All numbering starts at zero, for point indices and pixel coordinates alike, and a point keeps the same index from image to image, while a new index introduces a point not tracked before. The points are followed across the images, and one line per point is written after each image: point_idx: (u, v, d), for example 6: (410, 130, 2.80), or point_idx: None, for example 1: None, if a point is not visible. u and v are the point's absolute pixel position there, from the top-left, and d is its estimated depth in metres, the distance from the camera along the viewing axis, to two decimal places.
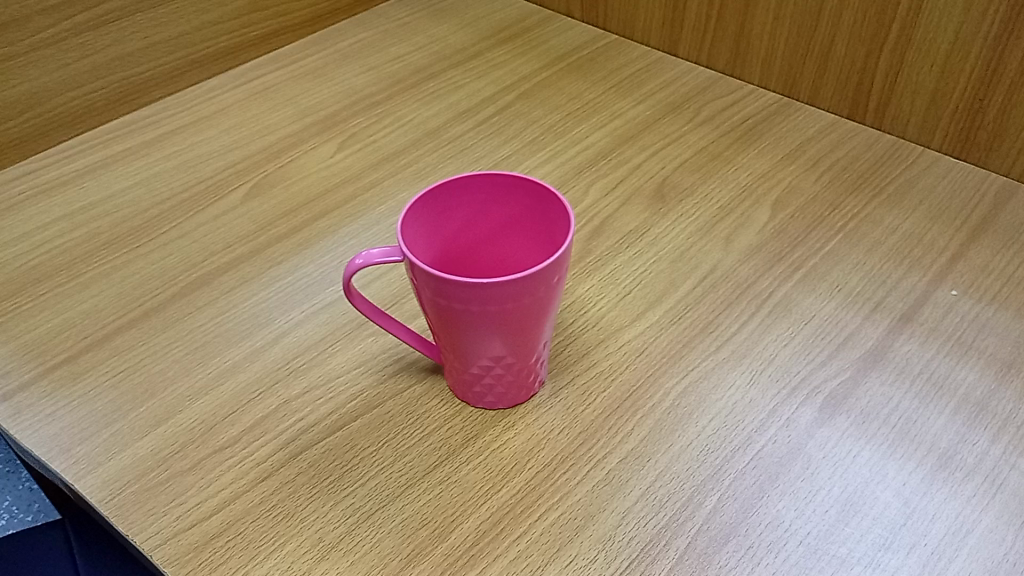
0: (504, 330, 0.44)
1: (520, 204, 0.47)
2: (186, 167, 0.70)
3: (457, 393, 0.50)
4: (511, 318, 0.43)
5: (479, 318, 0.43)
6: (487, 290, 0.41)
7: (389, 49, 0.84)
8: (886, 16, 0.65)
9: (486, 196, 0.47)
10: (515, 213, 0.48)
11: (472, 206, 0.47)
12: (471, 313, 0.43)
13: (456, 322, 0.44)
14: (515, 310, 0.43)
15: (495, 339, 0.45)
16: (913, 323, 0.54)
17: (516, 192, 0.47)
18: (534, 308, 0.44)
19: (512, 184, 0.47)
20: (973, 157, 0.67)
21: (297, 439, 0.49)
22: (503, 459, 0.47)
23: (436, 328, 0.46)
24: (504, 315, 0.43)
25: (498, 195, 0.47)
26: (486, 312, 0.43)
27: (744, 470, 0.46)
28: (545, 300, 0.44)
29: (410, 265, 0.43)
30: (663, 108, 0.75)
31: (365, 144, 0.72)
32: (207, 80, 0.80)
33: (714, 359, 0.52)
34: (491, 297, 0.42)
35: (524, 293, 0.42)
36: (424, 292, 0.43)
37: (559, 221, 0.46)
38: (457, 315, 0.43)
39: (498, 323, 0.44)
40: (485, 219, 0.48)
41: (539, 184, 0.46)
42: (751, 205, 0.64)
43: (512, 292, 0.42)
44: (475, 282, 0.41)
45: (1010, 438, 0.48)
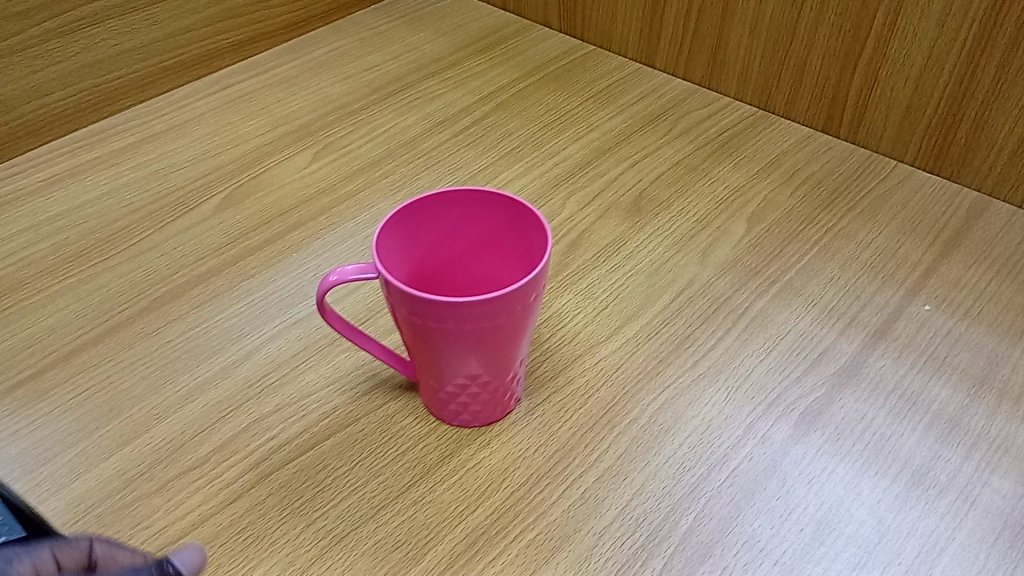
0: (479, 351, 0.44)
1: (497, 221, 0.47)
2: (156, 177, 0.69)
3: (431, 410, 0.50)
4: (487, 336, 0.43)
5: (454, 336, 0.43)
6: (461, 309, 0.41)
7: (366, 57, 0.84)
8: (861, 31, 0.65)
9: (462, 211, 0.47)
10: (492, 229, 0.47)
11: (448, 221, 0.47)
12: (446, 331, 0.42)
13: (431, 341, 0.43)
14: (492, 329, 0.43)
15: (470, 358, 0.44)
16: (887, 338, 0.55)
17: (492, 208, 0.46)
18: (509, 326, 0.43)
19: (489, 199, 0.46)
20: (946, 171, 0.67)
21: (268, 458, 0.48)
22: (479, 477, 0.47)
23: (411, 346, 0.45)
24: (480, 334, 0.43)
25: (475, 211, 0.47)
26: (461, 330, 0.42)
27: (719, 489, 0.46)
28: (521, 320, 0.44)
29: (384, 283, 0.42)
30: (640, 119, 0.75)
31: (340, 155, 0.71)
32: (178, 87, 0.79)
33: (690, 375, 0.52)
34: (467, 315, 0.41)
35: (501, 312, 0.42)
36: (398, 310, 0.43)
37: (535, 237, 0.45)
38: (432, 334, 0.43)
39: (474, 340, 0.43)
40: (462, 235, 0.48)
41: (515, 200, 0.45)
42: (727, 219, 0.64)
43: (487, 311, 0.41)
44: (451, 302, 0.40)
45: (983, 454, 0.48)
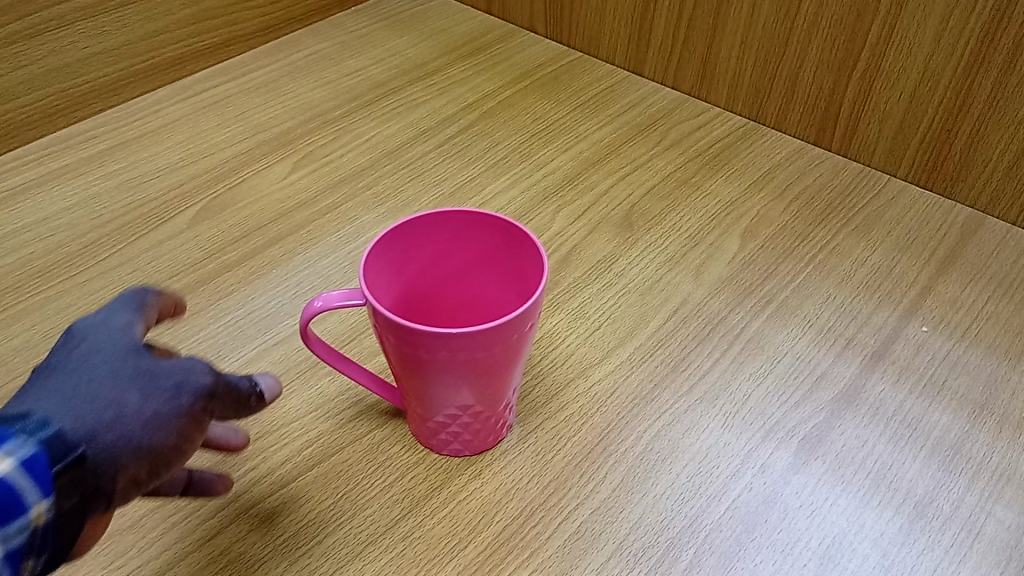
0: (471, 381, 0.42)
1: (488, 242, 0.45)
2: (127, 187, 0.66)
3: (418, 438, 0.48)
4: (480, 367, 0.41)
5: (446, 366, 0.41)
6: (454, 340, 0.39)
7: (347, 62, 0.81)
8: (855, 44, 0.64)
9: (454, 232, 0.45)
10: (484, 251, 0.45)
11: (437, 243, 0.45)
12: (437, 362, 0.40)
13: (421, 371, 0.41)
14: (486, 358, 0.41)
15: (462, 388, 0.42)
16: (885, 360, 0.53)
17: (485, 229, 0.44)
18: (503, 356, 0.41)
19: (480, 220, 0.44)
20: (939, 187, 0.66)
21: (248, 491, 0.46)
22: (470, 511, 0.45)
23: (400, 375, 0.43)
24: (473, 364, 0.41)
25: (466, 231, 0.45)
26: (453, 361, 0.40)
27: (718, 522, 0.45)
28: (516, 349, 0.42)
29: (372, 311, 0.40)
30: (629, 130, 0.73)
31: (321, 164, 0.69)
32: (151, 92, 0.76)
33: (686, 401, 0.51)
34: (459, 346, 0.39)
35: (496, 342, 0.40)
36: (387, 340, 0.41)
37: (530, 261, 0.43)
38: (422, 364, 0.41)
39: (467, 370, 0.41)
40: (452, 256, 0.46)
41: (509, 223, 0.43)
42: (720, 234, 0.63)
43: (481, 342, 0.39)
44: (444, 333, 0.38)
45: (986, 482, 0.47)
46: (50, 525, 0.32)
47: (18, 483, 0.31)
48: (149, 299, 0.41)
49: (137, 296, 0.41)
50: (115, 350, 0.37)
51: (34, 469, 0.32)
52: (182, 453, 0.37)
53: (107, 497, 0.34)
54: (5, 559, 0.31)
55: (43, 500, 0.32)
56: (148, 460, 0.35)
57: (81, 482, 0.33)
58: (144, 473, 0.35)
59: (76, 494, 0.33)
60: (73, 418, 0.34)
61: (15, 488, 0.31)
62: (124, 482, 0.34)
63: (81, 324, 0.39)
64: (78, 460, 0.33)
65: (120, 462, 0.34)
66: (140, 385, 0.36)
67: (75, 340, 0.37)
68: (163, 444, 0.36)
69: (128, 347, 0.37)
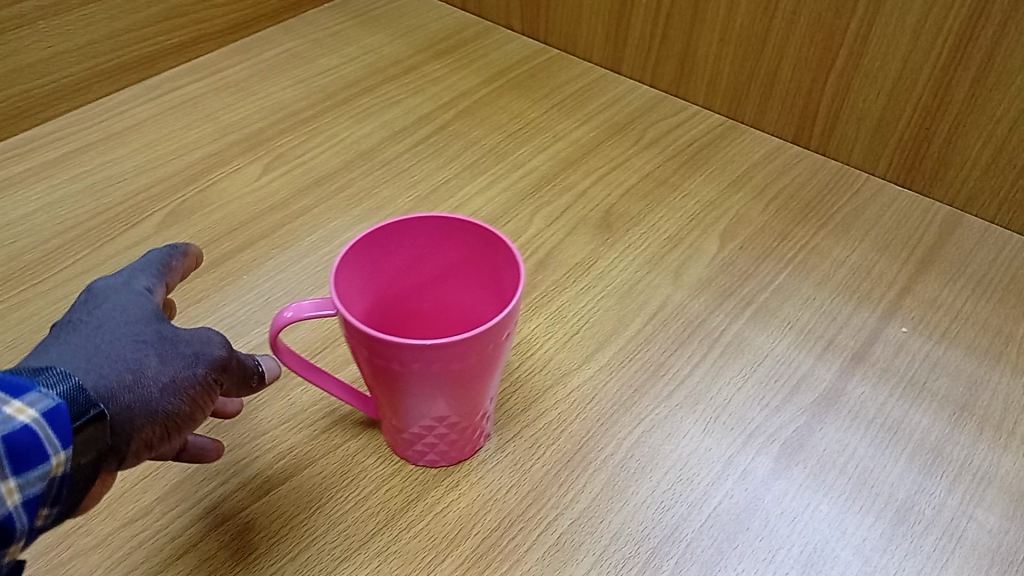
0: (447, 392, 0.41)
1: (464, 248, 0.44)
2: (93, 191, 0.64)
3: (393, 449, 0.47)
4: (456, 378, 0.40)
5: (421, 378, 0.40)
6: (428, 352, 0.38)
7: (320, 60, 0.79)
8: (833, 42, 0.63)
9: (428, 239, 0.43)
10: (460, 257, 0.44)
11: (411, 250, 0.44)
12: (411, 374, 0.39)
13: (396, 382, 0.40)
14: (462, 370, 0.40)
15: (438, 399, 0.41)
16: (865, 362, 0.53)
17: (460, 235, 0.43)
18: (480, 366, 0.40)
19: (456, 226, 0.43)
20: (917, 185, 0.66)
21: (218, 507, 0.45)
22: (447, 524, 0.44)
23: (374, 387, 0.42)
24: (448, 375, 0.40)
25: (441, 238, 0.43)
26: (428, 373, 0.39)
27: (699, 530, 0.44)
28: (493, 359, 0.41)
29: (343, 323, 0.39)
30: (607, 129, 0.73)
31: (293, 166, 0.67)
32: (118, 92, 0.74)
33: (666, 406, 0.50)
34: (434, 358, 0.38)
35: (472, 353, 0.39)
36: (360, 351, 0.40)
37: (506, 268, 0.42)
38: (396, 376, 0.40)
39: (442, 382, 0.40)
40: (427, 262, 0.44)
41: (485, 229, 0.42)
42: (699, 235, 0.62)
43: (456, 353, 0.38)
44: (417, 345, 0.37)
45: (967, 486, 0.46)
46: (67, 477, 0.33)
47: (41, 433, 0.32)
48: (174, 262, 0.43)
49: (163, 259, 0.42)
50: (137, 314, 0.38)
51: (56, 420, 0.32)
52: (192, 423, 0.38)
53: (120, 457, 0.36)
54: (22, 506, 0.31)
55: (63, 451, 0.32)
56: (161, 426, 0.37)
57: (100, 438, 0.34)
58: (156, 437, 0.37)
59: (92, 450, 0.34)
60: (97, 375, 0.35)
61: (38, 437, 0.32)
62: (137, 445, 0.36)
63: (103, 283, 0.40)
64: (99, 417, 0.34)
65: (137, 424, 0.36)
66: (159, 352, 0.37)
67: (98, 299, 0.38)
68: (177, 411, 0.37)
69: (148, 313, 0.38)
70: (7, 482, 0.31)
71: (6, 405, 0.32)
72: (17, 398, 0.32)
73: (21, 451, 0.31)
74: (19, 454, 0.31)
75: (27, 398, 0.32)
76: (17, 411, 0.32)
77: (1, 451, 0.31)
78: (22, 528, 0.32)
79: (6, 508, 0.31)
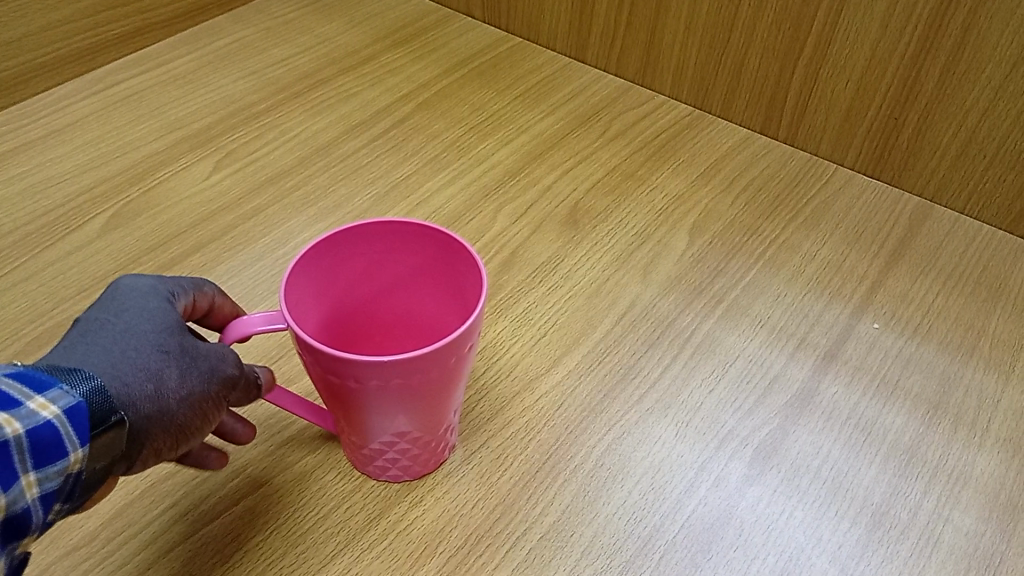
0: (407, 407, 0.39)
1: (423, 254, 0.41)
2: (31, 193, 0.60)
3: (353, 465, 0.45)
4: (417, 393, 0.38)
5: (378, 394, 0.37)
6: (386, 368, 0.35)
7: (272, 50, 0.76)
8: (801, 30, 0.62)
9: (384, 245, 0.41)
10: (418, 264, 0.42)
11: (366, 256, 0.41)
12: (369, 390, 0.37)
13: (353, 399, 0.38)
14: (424, 384, 0.37)
15: (398, 415, 0.39)
16: (837, 361, 0.52)
17: (418, 241, 0.41)
18: (441, 380, 0.38)
19: (412, 230, 0.40)
20: (886, 176, 0.65)
21: (167, 531, 0.42)
22: (411, 542, 0.42)
23: (330, 402, 0.40)
24: (408, 391, 0.37)
25: (397, 244, 0.41)
26: (386, 389, 0.37)
27: (673, 542, 0.43)
28: (456, 372, 0.38)
29: (295, 338, 0.36)
30: (572, 121, 0.71)
31: (246, 163, 0.64)
32: (58, 86, 0.70)
33: (637, 411, 0.48)
34: (392, 373, 0.36)
35: (433, 366, 0.36)
36: (313, 367, 0.37)
37: (468, 275, 0.40)
38: (352, 392, 0.37)
39: (403, 397, 0.38)
40: (384, 269, 0.42)
41: (445, 235, 0.40)
42: (668, 231, 0.61)
43: (416, 368, 0.36)
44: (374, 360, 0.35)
45: (942, 488, 0.46)
46: (82, 476, 0.31)
47: (62, 429, 0.30)
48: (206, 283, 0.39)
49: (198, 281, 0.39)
50: (162, 322, 0.35)
51: (77, 419, 0.31)
52: (199, 437, 0.36)
53: (130, 463, 0.34)
54: (39, 500, 0.30)
55: (81, 449, 0.31)
56: (171, 438, 0.35)
57: (117, 444, 0.32)
58: (166, 446, 0.35)
59: (109, 455, 0.32)
60: (118, 383, 0.33)
61: (59, 434, 0.30)
62: (148, 453, 0.34)
63: (132, 283, 0.36)
64: (118, 424, 0.32)
65: (150, 434, 0.34)
66: (180, 364, 0.35)
67: (124, 298, 0.36)
68: (189, 423, 0.35)
69: (173, 323, 0.36)
70: (26, 476, 0.30)
71: (28, 399, 0.30)
72: (41, 393, 0.30)
73: (41, 446, 0.30)
74: (40, 449, 0.30)
75: (50, 393, 0.30)
76: (40, 407, 0.30)
77: (23, 445, 0.30)
78: (37, 521, 0.30)
79: (23, 501, 0.30)
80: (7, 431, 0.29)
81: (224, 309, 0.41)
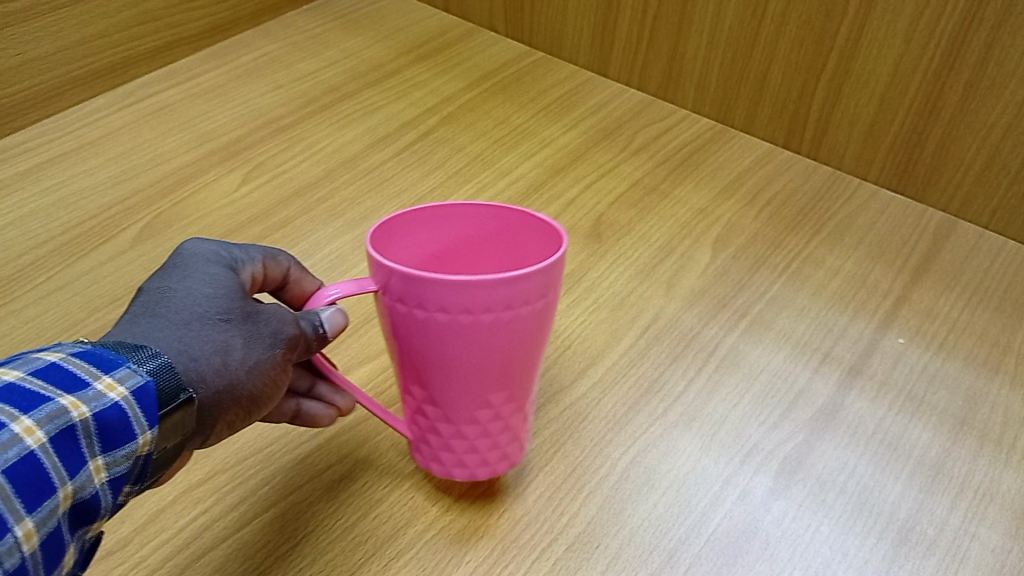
0: (503, 362, 0.37)
1: (481, 234, 0.40)
2: (65, 204, 0.62)
3: (433, 470, 0.43)
4: (539, 326, 0.37)
5: (507, 333, 0.36)
6: (522, 289, 0.35)
7: (299, 64, 0.77)
8: (824, 45, 0.62)
9: (429, 234, 0.40)
10: (461, 250, 0.41)
11: (412, 248, 0.40)
12: (499, 329, 0.36)
13: (476, 349, 0.36)
14: (530, 326, 0.37)
15: (518, 363, 0.38)
16: (862, 376, 0.52)
17: (461, 223, 0.40)
18: (553, 312, 0.38)
19: (471, 207, 0.40)
20: (910, 191, 0.65)
21: (199, 537, 0.43)
22: (439, 551, 0.43)
23: (438, 372, 0.38)
24: (532, 324, 0.37)
25: (452, 227, 0.40)
26: (515, 324, 0.36)
27: (699, 555, 0.43)
28: (545, 320, 0.37)
29: (414, 286, 0.35)
30: (595, 134, 0.71)
31: (274, 175, 0.65)
32: (90, 99, 0.71)
33: (662, 424, 0.49)
34: (528, 296, 0.35)
35: (555, 286, 0.36)
36: (434, 319, 0.35)
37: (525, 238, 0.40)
38: (469, 339, 0.36)
39: (526, 335, 0.37)
40: (444, 256, 0.41)
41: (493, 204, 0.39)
42: (692, 244, 0.61)
43: (545, 287, 0.36)
44: (469, 284, 0.34)
45: (968, 503, 0.46)
46: (151, 457, 0.32)
47: (130, 411, 0.30)
48: (279, 253, 0.41)
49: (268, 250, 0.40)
50: (223, 289, 0.36)
51: (145, 400, 0.31)
52: (270, 405, 0.37)
53: (204, 437, 0.35)
54: (108, 485, 0.30)
55: (149, 431, 0.31)
56: (242, 409, 0.36)
57: (185, 422, 0.33)
58: (238, 418, 0.36)
59: (178, 433, 0.32)
60: (186, 359, 0.33)
61: (127, 416, 0.30)
62: (221, 426, 0.35)
63: (193, 249, 0.38)
64: (187, 402, 0.32)
65: (221, 407, 0.34)
66: (245, 334, 0.35)
67: (187, 267, 0.36)
68: (258, 393, 0.36)
69: (234, 289, 0.36)
70: (95, 460, 0.30)
71: (96, 380, 0.30)
72: (108, 373, 0.31)
73: (109, 429, 0.30)
74: (108, 432, 0.30)
75: (117, 374, 0.31)
76: (107, 388, 0.30)
77: (90, 429, 0.30)
78: (107, 506, 0.31)
79: (91, 486, 0.30)
80: (74, 415, 0.29)
81: (305, 286, 0.43)
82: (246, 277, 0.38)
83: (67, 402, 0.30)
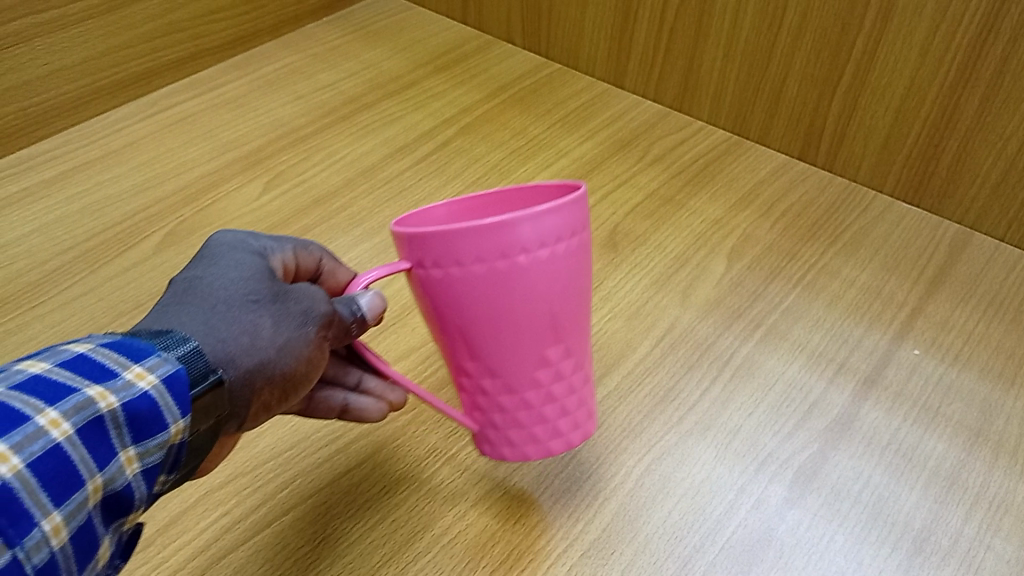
0: (552, 306, 0.38)
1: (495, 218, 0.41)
2: (90, 211, 0.63)
3: (507, 457, 0.42)
4: (575, 264, 0.38)
5: (549, 272, 0.37)
6: (552, 222, 0.36)
7: (319, 75, 0.78)
8: (840, 58, 0.63)
9: None
10: None
11: None
12: (541, 267, 0.36)
13: (524, 297, 0.37)
14: (568, 263, 0.37)
15: (565, 308, 0.38)
16: (877, 387, 0.52)
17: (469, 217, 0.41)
18: (585, 252, 0.38)
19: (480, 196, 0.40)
20: (926, 203, 0.65)
21: (219, 540, 0.43)
22: (455, 556, 0.43)
23: (492, 336, 0.38)
24: (570, 261, 0.37)
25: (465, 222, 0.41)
26: (555, 261, 0.37)
27: (713, 562, 0.43)
28: (582, 258, 0.38)
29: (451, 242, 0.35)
30: (611, 145, 0.72)
31: (294, 184, 0.66)
32: (115, 108, 0.73)
33: (677, 432, 0.49)
34: (559, 229, 0.36)
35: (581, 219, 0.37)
36: (475, 274, 0.36)
37: None
38: (514, 286, 0.36)
39: (567, 274, 0.37)
40: None
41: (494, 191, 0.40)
42: (707, 255, 0.61)
43: (574, 219, 0.37)
44: (500, 222, 0.35)
45: (983, 514, 0.46)
46: (183, 445, 0.32)
47: (161, 400, 0.31)
48: (310, 243, 0.42)
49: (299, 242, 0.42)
50: (250, 273, 0.37)
51: (176, 387, 0.32)
52: (305, 387, 0.38)
53: (241, 421, 0.35)
54: (140, 474, 0.31)
55: (182, 420, 0.32)
56: (277, 388, 0.36)
57: (217, 405, 0.33)
58: (274, 399, 0.36)
59: (210, 417, 0.33)
60: (214, 340, 0.34)
61: (158, 405, 0.31)
62: (257, 407, 0.35)
63: (220, 240, 0.38)
64: (217, 383, 0.33)
65: (255, 387, 0.35)
66: (274, 314, 0.36)
67: (215, 255, 0.37)
68: (292, 375, 0.36)
69: (262, 273, 0.37)
70: (126, 451, 0.31)
71: (125, 370, 0.31)
72: (139, 362, 0.31)
73: (139, 418, 0.31)
74: (138, 422, 0.31)
75: (147, 363, 0.32)
76: (137, 377, 0.31)
77: (119, 419, 0.30)
78: (140, 496, 0.31)
79: (124, 477, 0.31)
80: (102, 405, 0.30)
81: (338, 276, 0.44)
82: (276, 263, 0.39)
83: (94, 393, 0.30)
